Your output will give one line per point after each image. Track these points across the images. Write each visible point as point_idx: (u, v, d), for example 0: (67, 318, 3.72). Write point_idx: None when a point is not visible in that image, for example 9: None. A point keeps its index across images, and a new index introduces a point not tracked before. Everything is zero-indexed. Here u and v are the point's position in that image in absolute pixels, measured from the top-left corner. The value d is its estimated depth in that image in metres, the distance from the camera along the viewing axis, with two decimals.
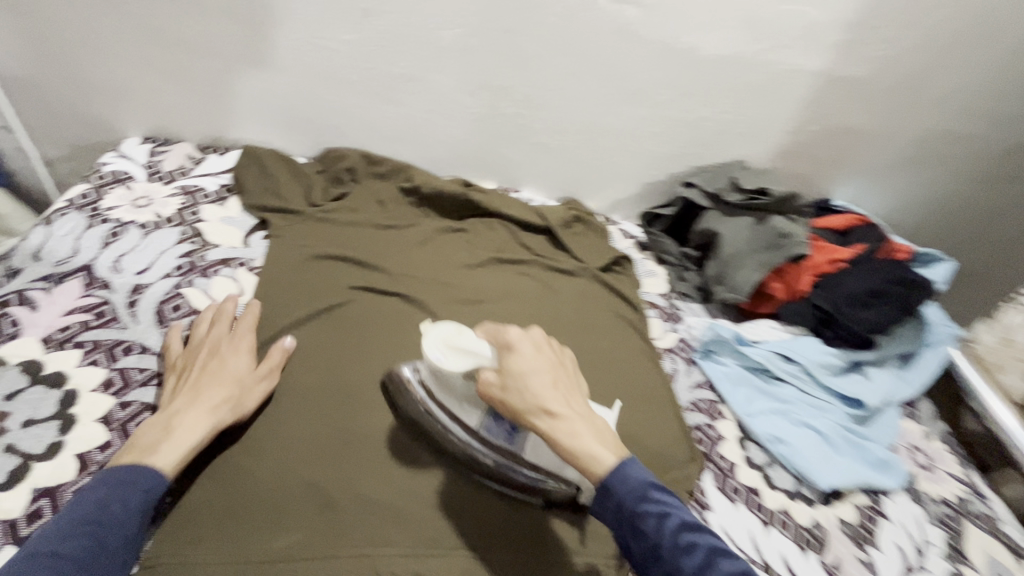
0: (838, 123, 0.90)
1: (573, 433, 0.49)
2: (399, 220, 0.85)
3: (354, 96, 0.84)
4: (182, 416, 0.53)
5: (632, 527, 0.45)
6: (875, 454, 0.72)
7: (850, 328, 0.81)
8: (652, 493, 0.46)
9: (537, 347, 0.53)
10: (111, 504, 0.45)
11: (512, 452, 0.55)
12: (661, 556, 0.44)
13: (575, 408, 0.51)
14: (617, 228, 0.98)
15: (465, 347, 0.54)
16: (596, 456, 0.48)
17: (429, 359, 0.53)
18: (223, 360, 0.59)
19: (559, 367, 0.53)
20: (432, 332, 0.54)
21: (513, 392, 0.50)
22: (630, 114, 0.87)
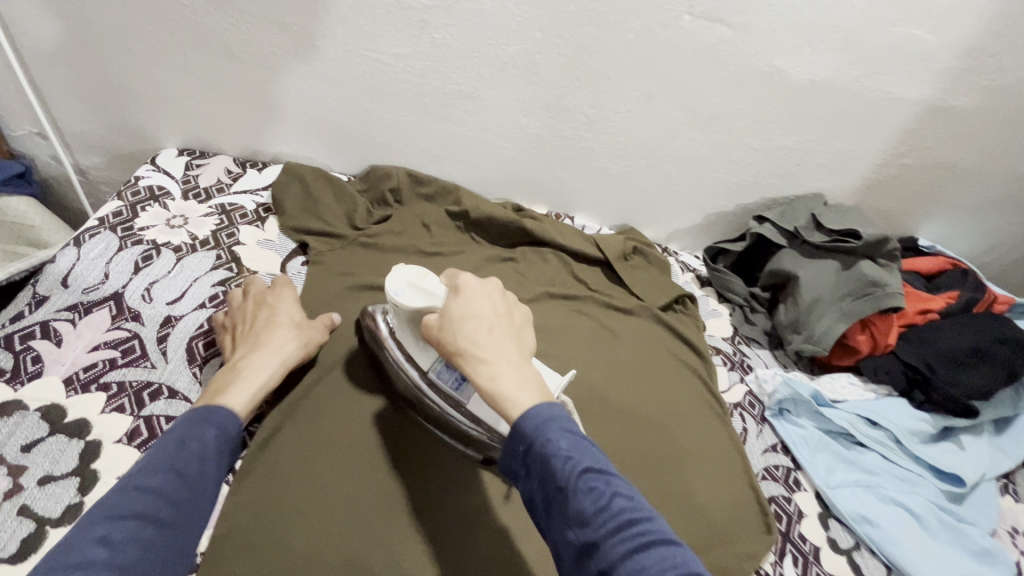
0: (934, 157, 0.81)
1: (492, 374, 0.43)
2: (445, 247, 0.78)
3: (403, 111, 0.78)
4: (247, 359, 0.54)
5: (536, 467, 0.39)
6: (976, 542, 0.64)
7: (946, 393, 0.71)
8: (554, 433, 0.39)
9: (488, 293, 0.48)
10: (195, 446, 0.46)
11: (458, 402, 0.54)
12: (565, 498, 0.37)
13: (508, 351, 0.44)
14: (676, 260, 0.91)
15: (427, 288, 0.52)
16: (509, 401, 0.42)
17: (390, 295, 0.52)
18: (273, 308, 0.60)
19: (505, 314, 0.47)
20: (398, 269, 0.53)
21: (448, 331, 0.46)
22: (701, 141, 0.79)
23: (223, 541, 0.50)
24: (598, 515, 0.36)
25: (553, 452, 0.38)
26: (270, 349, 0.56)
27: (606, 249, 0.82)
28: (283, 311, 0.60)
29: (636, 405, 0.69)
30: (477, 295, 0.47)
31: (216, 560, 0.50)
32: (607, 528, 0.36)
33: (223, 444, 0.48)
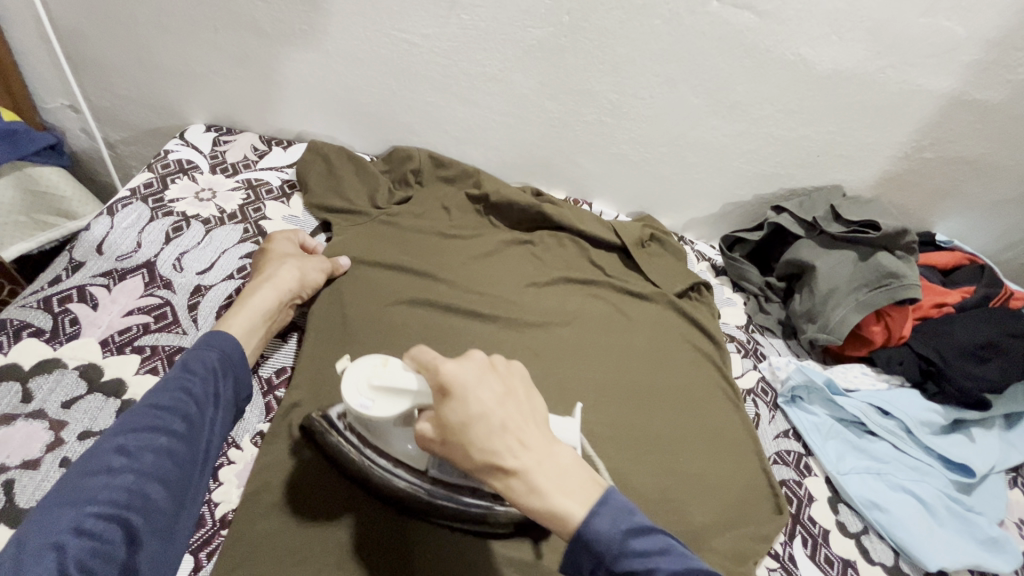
0: (956, 152, 0.81)
1: (529, 487, 0.40)
2: (464, 229, 0.80)
3: (428, 93, 0.79)
4: (249, 292, 0.60)
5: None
6: (985, 531, 0.64)
7: (959, 385, 0.71)
8: (628, 552, 0.40)
9: (479, 379, 0.43)
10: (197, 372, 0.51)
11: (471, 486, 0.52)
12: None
13: (530, 452, 0.41)
14: (691, 248, 0.91)
15: (391, 386, 0.46)
16: (563, 512, 0.40)
17: (355, 407, 0.46)
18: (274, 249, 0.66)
19: (510, 404, 0.43)
20: (353, 372, 0.47)
21: (457, 447, 0.42)
22: (723, 129, 0.80)
23: (252, 499, 0.52)
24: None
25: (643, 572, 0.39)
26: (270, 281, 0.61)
27: (624, 235, 0.83)
28: (280, 249, 0.65)
29: (650, 420, 0.67)
30: (472, 387, 0.42)
31: (245, 517, 0.51)
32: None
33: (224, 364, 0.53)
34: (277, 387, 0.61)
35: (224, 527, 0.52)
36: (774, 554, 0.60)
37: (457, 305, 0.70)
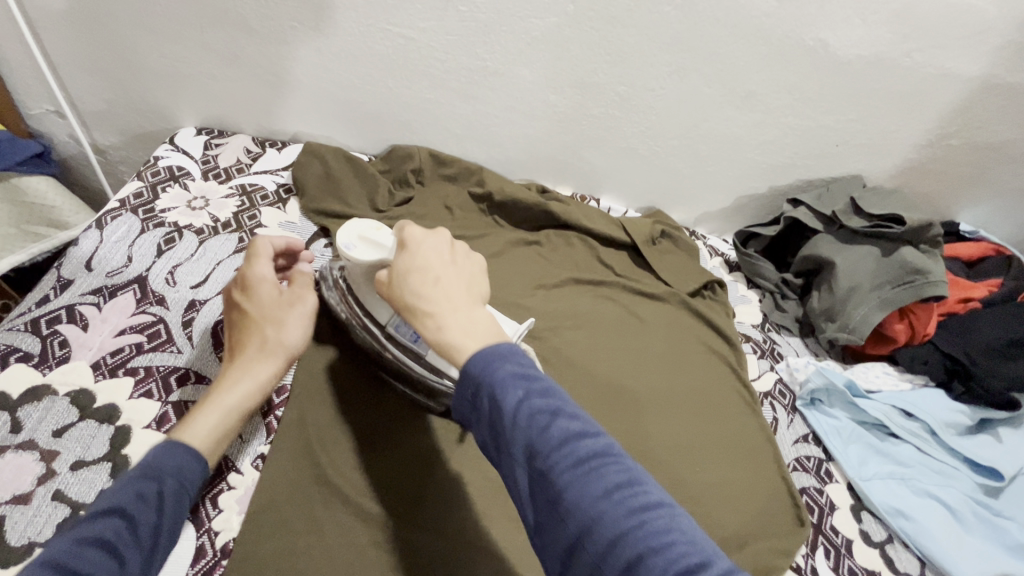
0: (984, 138, 0.76)
1: (440, 325, 0.42)
2: (468, 230, 0.77)
3: (427, 89, 0.76)
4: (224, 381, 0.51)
5: (484, 407, 0.39)
6: (1014, 536, 0.62)
7: (988, 385, 0.68)
8: (500, 371, 0.39)
9: (433, 249, 0.47)
10: (143, 494, 0.41)
11: (416, 354, 0.56)
12: (515, 436, 0.37)
13: (459, 302, 0.44)
14: (704, 243, 0.88)
15: (376, 244, 0.53)
16: (453, 349, 0.41)
17: (340, 247, 0.53)
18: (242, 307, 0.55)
19: (453, 262, 0.47)
20: (351, 223, 0.54)
21: (396, 289, 0.46)
22: (737, 120, 0.76)
23: (254, 523, 0.50)
24: (546, 450, 0.36)
25: (500, 389, 0.38)
26: (245, 363, 0.52)
27: (634, 233, 0.80)
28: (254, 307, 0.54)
29: (620, 368, 0.69)
30: (421, 247, 0.47)
31: (250, 542, 0.50)
32: (557, 464, 0.35)
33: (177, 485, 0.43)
34: (277, 407, 0.59)
35: (225, 557, 0.50)
36: (796, 567, 0.58)
37: None
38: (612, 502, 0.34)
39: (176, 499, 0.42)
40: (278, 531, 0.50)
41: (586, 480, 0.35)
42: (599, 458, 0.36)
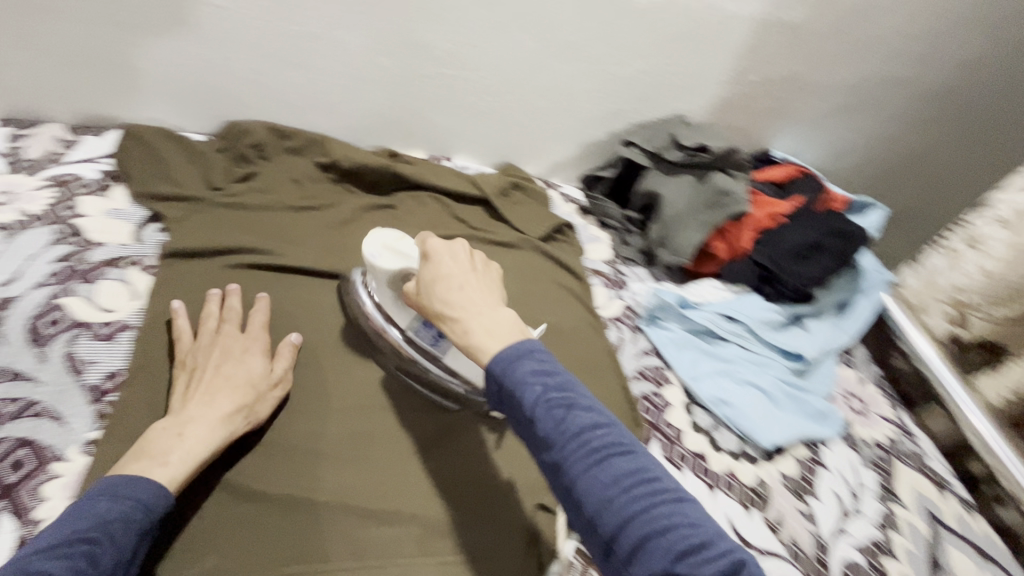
0: (776, 73, 0.87)
1: (465, 330, 0.47)
2: (316, 200, 0.77)
3: (255, 60, 0.75)
4: (195, 424, 0.50)
5: (506, 400, 0.43)
6: (813, 406, 0.74)
7: (790, 284, 0.80)
8: (521, 370, 0.43)
9: (455, 256, 0.52)
10: (114, 525, 0.42)
11: (435, 356, 0.58)
12: (537, 426, 0.42)
13: (486, 308, 0.48)
14: (557, 192, 0.94)
15: (401, 252, 0.56)
16: (480, 352, 0.46)
17: (367, 257, 0.56)
18: (235, 363, 0.55)
19: (473, 270, 0.52)
20: (376, 232, 0.57)
21: (424, 297, 0.51)
22: (563, 71, 0.81)
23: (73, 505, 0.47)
24: (561, 440, 0.41)
25: (520, 385, 0.43)
26: (224, 412, 0.51)
27: (484, 186, 0.84)
28: (243, 368, 0.55)
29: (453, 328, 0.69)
30: (443, 257, 0.51)
31: None
32: (573, 454, 0.40)
33: (146, 521, 0.44)
34: (110, 392, 0.54)
35: None
36: None
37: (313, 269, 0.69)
38: (624, 489, 0.39)
39: (142, 535, 0.43)
40: None
41: (599, 471, 0.39)
42: (615, 450, 0.41)
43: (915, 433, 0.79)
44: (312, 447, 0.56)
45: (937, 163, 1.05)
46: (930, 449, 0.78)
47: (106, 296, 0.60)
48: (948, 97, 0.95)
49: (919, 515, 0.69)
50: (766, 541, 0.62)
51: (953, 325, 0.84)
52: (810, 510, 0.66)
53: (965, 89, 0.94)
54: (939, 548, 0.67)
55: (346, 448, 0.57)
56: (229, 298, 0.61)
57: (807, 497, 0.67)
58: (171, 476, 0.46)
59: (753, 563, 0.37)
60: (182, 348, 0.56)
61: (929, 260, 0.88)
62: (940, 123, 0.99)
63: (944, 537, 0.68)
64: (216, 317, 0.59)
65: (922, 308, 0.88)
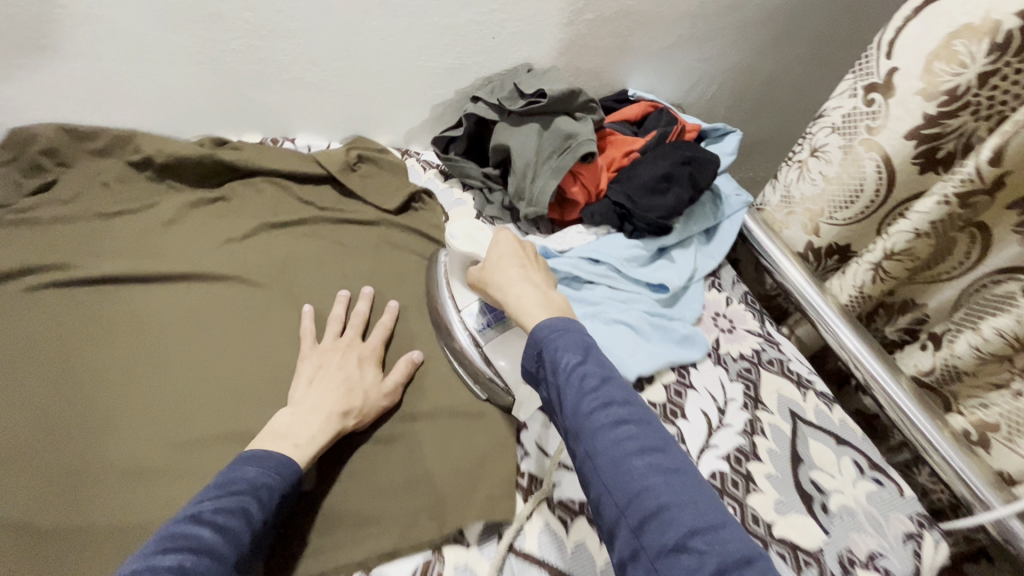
0: (611, 7, 0.85)
1: (519, 298, 0.57)
2: (132, 203, 0.70)
3: (19, 53, 0.65)
4: (310, 416, 0.54)
5: (544, 363, 0.50)
6: (678, 332, 0.77)
7: (646, 219, 0.81)
8: (559, 343, 0.50)
9: (521, 246, 0.63)
10: (261, 491, 0.46)
11: (477, 342, 0.65)
12: (568, 390, 0.48)
13: (539, 287, 0.58)
14: (416, 159, 0.91)
15: (477, 239, 0.65)
16: (529, 318, 0.54)
17: (447, 235, 0.66)
18: (356, 367, 0.61)
19: (531, 263, 0.62)
20: (464, 219, 0.68)
21: (490, 271, 0.61)
22: (386, 30, 0.76)
23: None
24: (587, 405, 0.47)
25: (560, 354, 0.50)
26: (336, 410, 0.55)
27: (326, 162, 0.79)
28: (359, 374, 0.60)
29: (288, 331, 0.64)
30: (509, 245, 0.62)
31: None
32: (594, 415, 0.46)
33: (282, 492, 0.48)
34: None
35: None
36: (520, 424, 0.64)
37: (134, 273, 0.63)
38: (644, 462, 0.43)
39: (277, 505, 0.47)
40: None
41: (621, 440, 0.44)
42: (634, 421, 0.46)
43: (780, 340, 0.83)
44: (77, 526, 0.48)
45: (780, 80, 1.11)
46: (793, 352, 0.82)
47: None
48: (782, 16, 0.98)
49: (781, 416, 0.73)
50: None
51: (809, 236, 0.89)
52: (678, 432, 0.68)
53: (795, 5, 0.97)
54: (800, 443, 0.71)
55: (137, 517, 0.49)
56: (362, 302, 0.68)
57: (674, 419, 0.69)
58: (301, 457, 0.51)
59: (764, 558, 0.40)
60: (304, 346, 0.62)
61: (785, 174, 0.91)
62: (776, 42, 1.03)
63: (805, 432, 0.73)
64: (341, 320, 0.66)
65: (784, 224, 0.93)
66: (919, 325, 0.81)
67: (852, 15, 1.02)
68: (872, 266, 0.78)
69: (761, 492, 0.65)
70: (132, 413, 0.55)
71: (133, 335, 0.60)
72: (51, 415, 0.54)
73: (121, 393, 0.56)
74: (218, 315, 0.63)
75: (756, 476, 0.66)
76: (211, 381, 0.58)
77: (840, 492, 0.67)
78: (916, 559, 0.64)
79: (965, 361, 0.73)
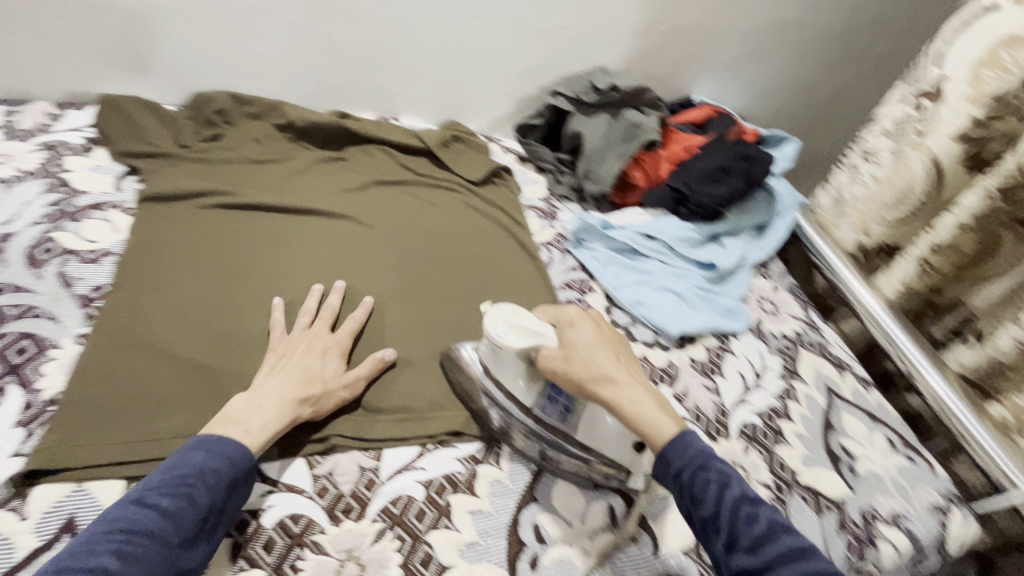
0: (681, 21, 0.97)
1: (636, 399, 0.52)
2: (275, 155, 0.87)
3: (210, 33, 0.84)
4: (265, 404, 0.54)
5: (691, 493, 0.47)
6: (724, 305, 0.84)
7: (700, 203, 0.90)
8: (707, 468, 0.48)
9: (595, 324, 0.57)
10: (209, 475, 0.46)
11: (565, 432, 0.57)
12: (729, 525, 0.45)
13: (634, 378, 0.54)
14: (498, 144, 1.04)
15: (528, 327, 0.56)
16: (657, 424, 0.51)
17: (491, 336, 0.56)
18: (316, 361, 0.59)
19: (611, 346, 0.57)
20: (495, 310, 0.57)
21: (576, 362, 0.54)
22: (487, 29, 0.91)
23: (74, 378, 0.55)
24: (758, 544, 0.44)
25: (714, 484, 0.46)
26: (291, 395, 0.55)
27: (426, 139, 0.95)
28: (320, 363, 0.59)
29: (388, 260, 0.78)
30: (585, 328, 0.56)
31: (76, 396, 0.54)
32: (769, 556, 0.43)
33: (233, 478, 0.48)
34: (95, 300, 0.63)
35: (29, 394, 0.54)
36: None
37: (274, 204, 0.78)
38: None
39: (230, 488, 0.47)
40: (99, 382, 0.56)
41: None
42: (814, 565, 0.43)
43: (821, 327, 0.88)
44: (228, 372, 0.60)
45: (841, 99, 1.18)
46: (833, 339, 0.87)
47: (91, 231, 0.69)
48: (841, 37, 1.07)
49: (817, 389, 0.78)
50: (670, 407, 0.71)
51: (858, 235, 0.93)
52: (714, 385, 0.75)
53: (855, 27, 1.06)
54: (833, 414, 0.76)
55: None
56: (330, 297, 0.68)
57: (713, 375, 0.76)
58: (254, 441, 0.51)
59: None
60: (274, 337, 0.62)
61: (836, 177, 0.96)
62: (837, 62, 1.11)
63: (839, 405, 0.77)
64: (312, 312, 0.66)
65: (835, 225, 0.97)
66: (965, 324, 0.84)
67: (905, 37, 1.10)
68: (918, 261, 0.85)
69: (789, 445, 0.70)
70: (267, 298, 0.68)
71: (271, 245, 0.74)
72: (205, 290, 0.66)
73: (260, 284, 0.69)
74: (334, 241, 0.77)
75: (786, 432, 0.72)
76: (327, 286, 0.72)
77: (869, 459, 0.71)
78: (942, 528, 0.67)
79: (1007, 355, 0.77)
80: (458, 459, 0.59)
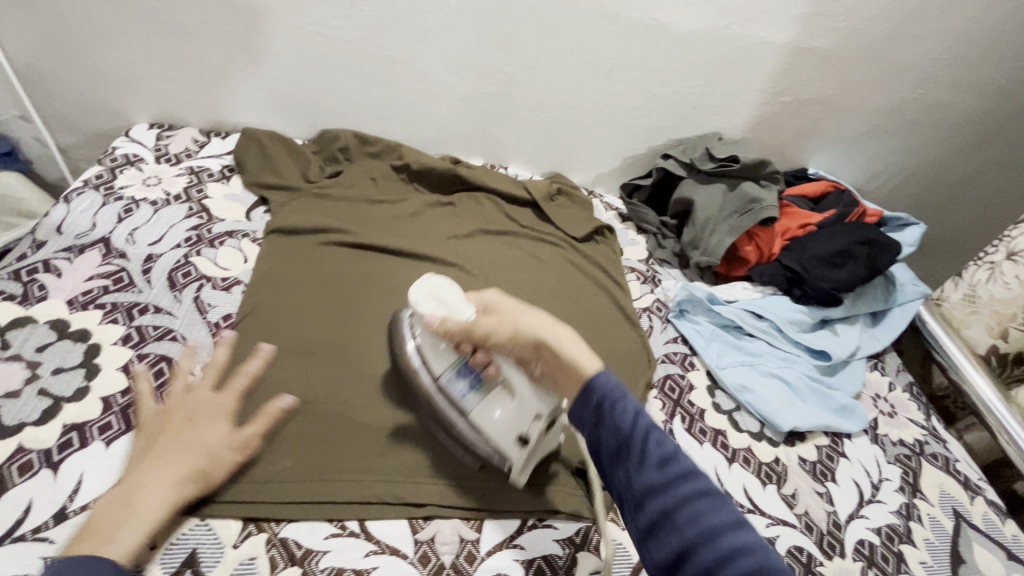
0: (808, 93, 0.94)
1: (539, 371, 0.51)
2: (390, 196, 0.90)
3: (346, 78, 0.89)
4: (143, 494, 0.46)
5: (604, 419, 0.44)
6: (838, 401, 0.78)
7: (816, 286, 0.85)
8: (623, 399, 0.45)
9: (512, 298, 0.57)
10: None
11: (461, 408, 0.57)
12: (638, 448, 0.42)
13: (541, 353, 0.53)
14: (600, 200, 1.03)
15: (449, 302, 0.56)
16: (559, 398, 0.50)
17: (412, 299, 0.57)
18: (196, 429, 0.50)
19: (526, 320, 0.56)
20: (426, 278, 0.58)
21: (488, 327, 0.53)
22: (608, 90, 0.92)
23: None
24: (662, 466, 0.41)
25: (629, 412, 0.44)
26: (171, 479, 0.47)
27: (533, 191, 0.95)
28: (201, 433, 0.50)
29: None
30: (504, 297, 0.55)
31: None
32: (671, 477, 0.41)
33: None
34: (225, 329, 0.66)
35: None
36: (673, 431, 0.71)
37: (388, 245, 0.80)
38: (729, 528, 0.38)
39: None
40: None
41: (701, 506, 0.39)
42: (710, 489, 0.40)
43: (946, 438, 0.80)
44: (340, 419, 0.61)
45: (976, 182, 1.09)
46: (960, 454, 0.78)
47: (225, 259, 0.74)
48: (983, 119, 0.99)
49: (943, 512, 0.70)
50: (780, 511, 0.65)
51: (995, 339, 0.85)
52: (827, 492, 0.69)
53: (999, 111, 0.98)
54: (963, 544, 0.68)
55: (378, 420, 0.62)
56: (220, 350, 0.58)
57: (824, 479, 0.70)
58: (128, 548, 0.43)
59: None
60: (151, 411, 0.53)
61: (972, 273, 0.89)
62: (975, 145, 1.03)
63: (970, 534, 0.69)
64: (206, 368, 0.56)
65: (964, 324, 0.89)
66: None
67: None
68: None
69: None
70: (378, 344, 0.69)
71: (382, 288, 0.76)
72: (322, 330, 0.69)
73: (371, 328, 0.70)
74: None
75: (908, 559, 0.64)
76: None
77: None
78: None
79: None
80: (557, 540, 0.56)
